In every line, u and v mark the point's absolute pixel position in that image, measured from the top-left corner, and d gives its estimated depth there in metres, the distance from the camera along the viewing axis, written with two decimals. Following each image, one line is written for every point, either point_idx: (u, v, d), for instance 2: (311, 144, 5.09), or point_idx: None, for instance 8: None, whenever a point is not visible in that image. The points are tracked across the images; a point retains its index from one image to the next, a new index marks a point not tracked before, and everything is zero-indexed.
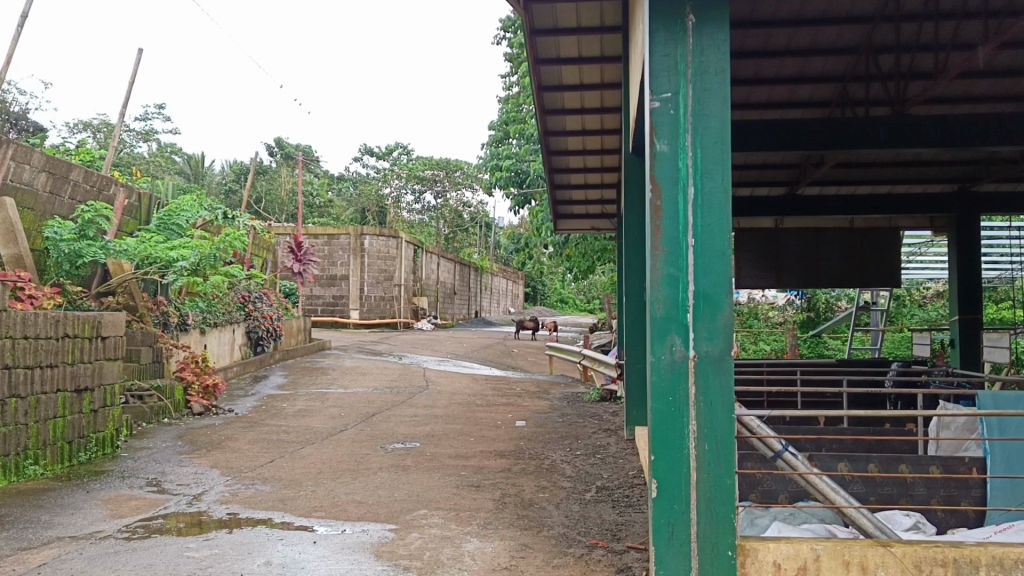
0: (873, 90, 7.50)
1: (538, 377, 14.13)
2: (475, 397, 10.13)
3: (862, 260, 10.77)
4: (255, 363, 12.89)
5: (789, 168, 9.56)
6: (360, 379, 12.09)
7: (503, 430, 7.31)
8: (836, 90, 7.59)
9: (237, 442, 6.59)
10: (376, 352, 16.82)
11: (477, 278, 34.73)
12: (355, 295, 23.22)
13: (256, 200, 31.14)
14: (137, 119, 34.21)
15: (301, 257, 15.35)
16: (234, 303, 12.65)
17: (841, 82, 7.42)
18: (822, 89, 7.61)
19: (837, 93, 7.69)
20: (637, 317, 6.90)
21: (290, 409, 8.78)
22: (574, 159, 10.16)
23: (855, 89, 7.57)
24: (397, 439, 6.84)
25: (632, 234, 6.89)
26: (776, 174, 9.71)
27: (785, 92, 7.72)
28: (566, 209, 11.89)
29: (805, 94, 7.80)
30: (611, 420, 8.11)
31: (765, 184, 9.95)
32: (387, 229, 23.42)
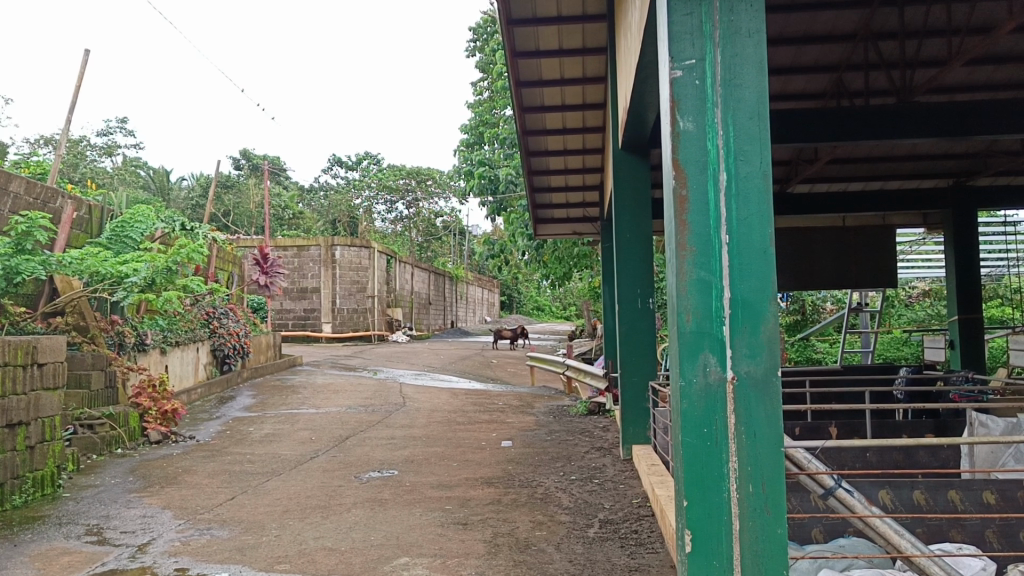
0: (871, 80, 7.06)
1: (519, 389, 13.58)
2: (456, 415, 9.56)
3: (855, 260, 10.37)
4: (220, 383, 12.22)
5: (779, 166, 9.12)
6: (333, 397, 11.48)
7: (489, 452, 6.75)
8: (832, 80, 7.13)
9: (195, 476, 5.96)
10: (350, 367, 16.19)
11: (452, 287, 34.15)
12: (327, 308, 22.55)
13: (224, 213, 30.40)
14: (98, 134, 33.32)
15: (268, 269, 14.66)
16: (197, 320, 11.99)
17: (837, 71, 6.96)
18: (817, 80, 7.15)
19: (832, 84, 7.24)
20: (631, 327, 6.41)
21: (258, 434, 8.16)
22: (554, 160, 9.65)
23: (851, 79, 7.12)
24: (373, 466, 6.25)
25: (623, 236, 6.40)
26: None
27: (778, 84, 7.27)
28: (546, 213, 11.37)
29: (798, 86, 7.33)
30: (604, 437, 7.58)
31: None
32: (358, 240, 22.79)
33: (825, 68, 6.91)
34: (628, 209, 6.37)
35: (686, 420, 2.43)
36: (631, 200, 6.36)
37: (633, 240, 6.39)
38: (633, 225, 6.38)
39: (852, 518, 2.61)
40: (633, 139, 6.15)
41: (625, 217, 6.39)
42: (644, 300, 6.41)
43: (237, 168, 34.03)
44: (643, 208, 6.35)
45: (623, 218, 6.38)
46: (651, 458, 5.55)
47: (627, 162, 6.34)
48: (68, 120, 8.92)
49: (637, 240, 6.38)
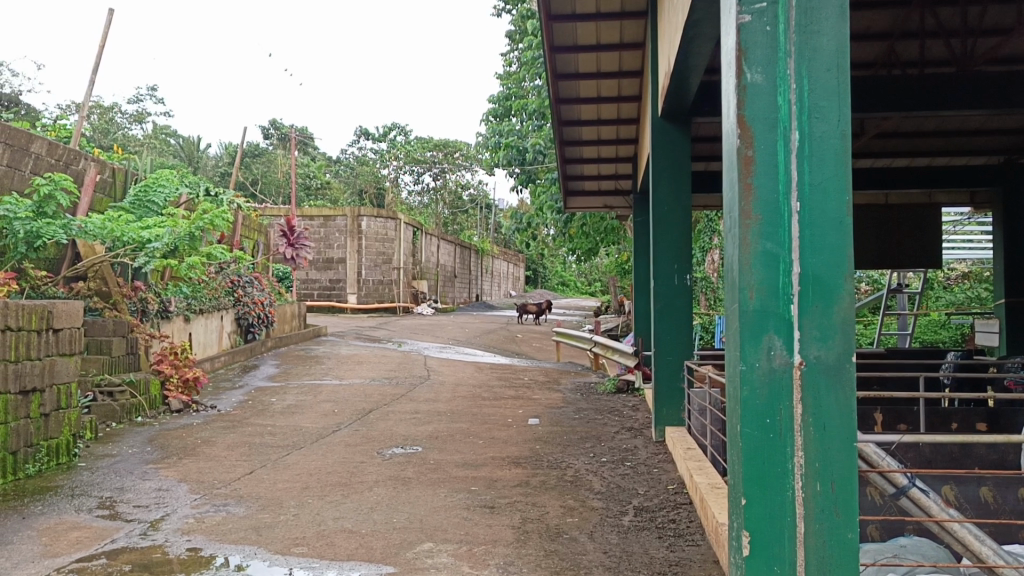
0: (926, 49, 6.61)
1: (545, 365, 13.35)
2: (482, 390, 9.36)
3: (899, 239, 9.95)
4: (244, 352, 12.10)
5: None
6: (357, 368, 11.33)
7: (515, 430, 6.53)
8: (884, 49, 6.68)
9: (214, 448, 5.80)
10: (374, 339, 16.05)
11: (478, 260, 33.95)
12: (353, 279, 22.42)
13: (252, 182, 30.35)
14: (128, 101, 33.33)
15: (293, 238, 14.48)
16: (221, 287, 11.87)
17: (890, 40, 6.52)
18: (867, 50, 6.72)
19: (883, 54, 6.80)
20: (667, 304, 6.10)
21: (280, 406, 8.00)
22: (587, 130, 9.34)
23: (905, 48, 6.68)
24: (396, 442, 6.05)
25: (660, 209, 6.10)
26: None
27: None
28: (577, 185, 11.05)
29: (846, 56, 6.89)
30: (634, 417, 7.33)
31: None
32: (384, 210, 22.59)
33: (877, 37, 6.47)
34: (666, 178, 6.08)
35: (746, 409, 2.18)
36: (668, 170, 6.08)
37: (670, 213, 6.09)
38: (670, 197, 6.08)
39: (926, 522, 2.33)
40: (671, 107, 5.86)
41: (662, 189, 6.08)
42: (681, 276, 6.11)
43: (265, 137, 33.93)
44: (682, 178, 6.06)
45: (660, 188, 6.08)
46: (687, 442, 5.28)
47: (665, 130, 6.05)
48: (91, 81, 8.75)
49: (674, 212, 6.09)
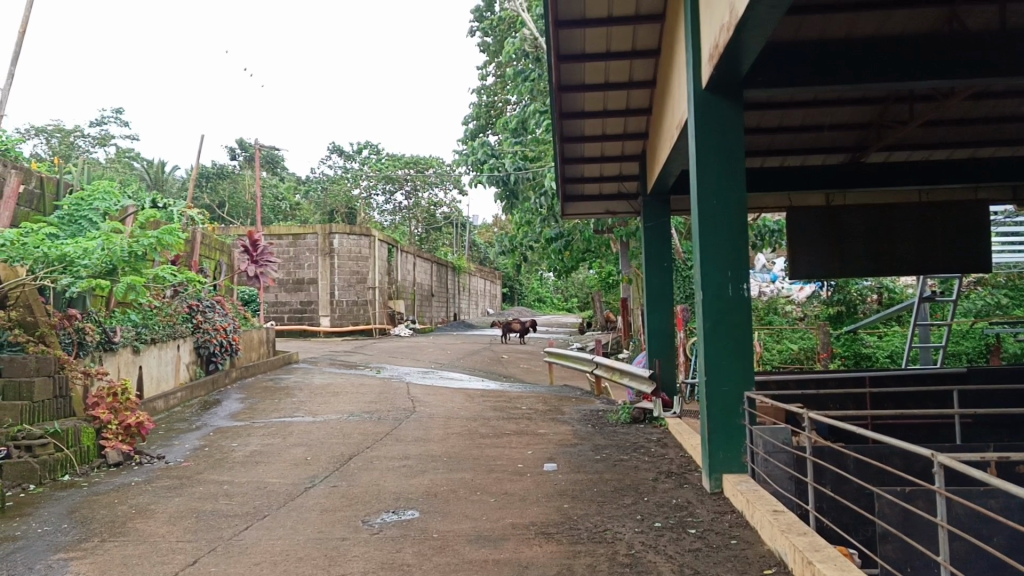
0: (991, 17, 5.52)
1: (540, 390, 12.21)
2: (478, 424, 8.16)
3: (943, 238, 8.79)
4: (205, 385, 10.78)
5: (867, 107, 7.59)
6: (333, 401, 10.06)
7: (532, 480, 5.33)
8: (944, 16, 5.54)
9: (151, 523, 4.50)
10: (350, 365, 14.75)
11: (455, 279, 32.83)
12: (325, 300, 21.12)
13: (218, 204, 29.01)
14: (89, 125, 31.92)
15: (257, 253, 12.98)
16: (177, 313, 10.57)
17: (951, 5, 5.36)
18: (917, 18, 5.60)
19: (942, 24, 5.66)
20: (719, 321, 4.89)
21: (242, 453, 6.72)
22: (590, 125, 8.22)
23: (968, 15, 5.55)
24: (385, 504, 4.81)
25: (706, 203, 4.94)
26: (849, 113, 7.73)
27: (867, 28, 5.66)
28: (575, 190, 9.83)
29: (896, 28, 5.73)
30: (668, 456, 6.17)
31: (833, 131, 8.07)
32: (357, 227, 21.36)
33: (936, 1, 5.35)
34: (715, 166, 4.95)
35: None
36: (716, 155, 4.96)
37: (721, 206, 4.94)
38: (719, 188, 4.94)
39: None
40: (721, 77, 4.80)
41: (710, 177, 4.94)
42: (736, 286, 4.91)
43: (232, 158, 32.57)
44: (733, 164, 4.94)
45: (707, 177, 4.94)
46: (766, 500, 4.09)
47: (710, 107, 4.97)
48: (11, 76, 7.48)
49: (727, 206, 4.94)
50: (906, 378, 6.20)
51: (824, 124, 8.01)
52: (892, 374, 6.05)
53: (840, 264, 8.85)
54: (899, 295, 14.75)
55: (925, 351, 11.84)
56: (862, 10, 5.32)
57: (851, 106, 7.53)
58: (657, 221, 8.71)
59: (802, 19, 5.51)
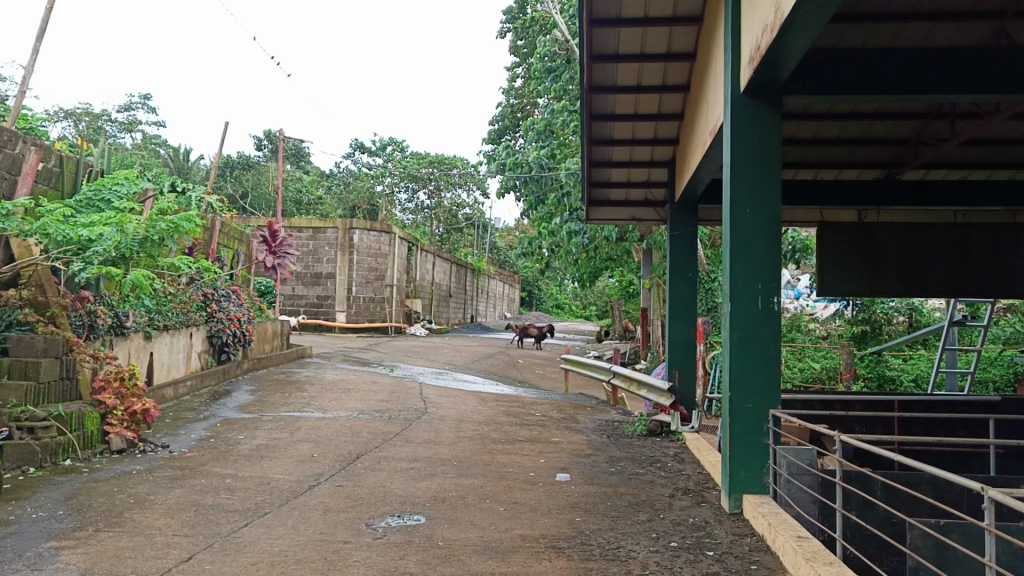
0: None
1: (554, 396, 11.98)
2: (489, 428, 7.98)
3: (977, 261, 8.52)
4: (216, 374, 10.67)
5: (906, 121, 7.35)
6: (344, 397, 9.92)
7: (543, 490, 5.13)
8: (992, 31, 5.30)
9: (148, 514, 4.35)
10: (364, 361, 14.62)
11: (474, 281, 32.71)
12: (343, 296, 21.03)
13: (242, 195, 29.07)
14: (119, 110, 32.08)
15: (275, 244, 12.87)
16: (192, 301, 10.47)
17: (1000, 19, 5.12)
18: (967, 32, 5.37)
19: (990, 39, 5.42)
20: (746, 334, 4.67)
21: (248, 446, 6.58)
22: (619, 128, 8.04)
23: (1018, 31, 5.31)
24: (390, 507, 4.64)
25: (739, 211, 4.73)
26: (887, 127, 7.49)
27: (913, 39, 5.43)
28: (601, 195, 9.64)
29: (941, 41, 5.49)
30: (686, 472, 5.96)
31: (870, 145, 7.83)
32: (378, 224, 21.27)
33: (985, 15, 5.12)
34: (750, 173, 4.74)
35: None
36: (751, 161, 4.75)
37: (755, 215, 4.72)
38: (753, 196, 4.73)
39: None
40: (761, 81, 4.60)
41: (744, 184, 4.74)
42: (766, 299, 4.69)
43: (258, 150, 32.63)
44: (769, 172, 4.73)
45: (741, 184, 4.74)
46: (790, 524, 3.89)
47: (748, 111, 4.76)
48: (36, 52, 7.40)
49: (760, 215, 4.72)
50: (937, 404, 5.95)
51: (860, 138, 7.78)
52: (923, 399, 5.82)
53: (869, 283, 8.58)
54: (925, 318, 14.43)
55: (952, 376, 11.52)
56: (909, 21, 5.11)
57: (890, 120, 7.29)
58: (683, 230, 8.49)
59: (846, 27, 5.32)
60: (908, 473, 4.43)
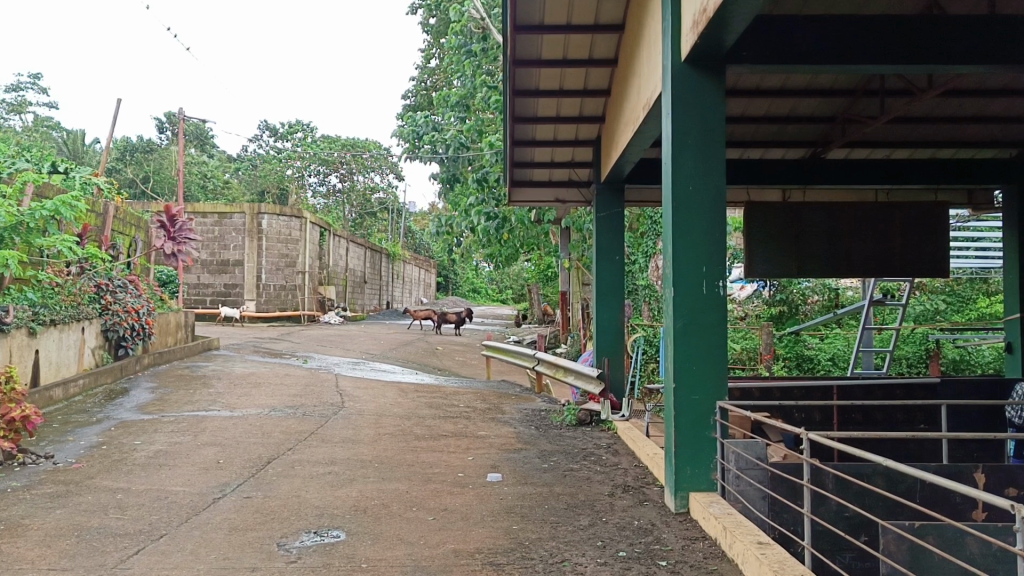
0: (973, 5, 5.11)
1: (475, 384, 11.57)
2: (411, 423, 7.53)
3: (901, 240, 8.47)
4: (112, 371, 9.87)
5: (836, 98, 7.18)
6: (253, 393, 9.28)
7: (475, 494, 4.72)
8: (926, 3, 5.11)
9: (19, 544, 3.75)
10: (275, 353, 13.90)
11: (389, 266, 32.02)
12: (251, 284, 20.11)
13: (143, 179, 27.57)
14: (4, 91, 30.01)
15: (174, 230, 12.00)
16: (83, 293, 9.63)
17: None
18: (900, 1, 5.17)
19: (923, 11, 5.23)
20: (690, 322, 4.36)
21: (145, 453, 5.95)
22: (544, 104, 7.65)
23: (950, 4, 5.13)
24: (306, 521, 4.16)
25: (681, 190, 4.40)
26: (816, 104, 7.31)
27: (847, 9, 5.21)
28: (523, 175, 9.24)
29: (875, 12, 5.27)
30: (622, 467, 5.64)
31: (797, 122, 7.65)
32: (288, 208, 20.40)
33: None
34: (692, 149, 4.42)
35: None
36: (694, 136, 4.42)
37: (698, 193, 4.41)
38: (696, 173, 4.41)
39: None
40: (704, 49, 4.26)
41: (686, 160, 4.41)
42: (711, 283, 4.39)
43: (158, 132, 31.08)
44: (713, 147, 4.42)
45: (683, 161, 4.41)
46: (747, 528, 3.60)
47: (689, 83, 4.43)
48: None
49: (704, 194, 4.41)
50: (874, 388, 5.78)
51: (787, 116, 7.60)
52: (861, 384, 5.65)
53: (797, 264, 8.45)
54: (839, 297, 14.63)
55: (869, 355, 11.64)
56: None
57: (819, 97, 7.12)
58: (609, 211, 8.14)
59: None
60: (859, 464, 4.23)
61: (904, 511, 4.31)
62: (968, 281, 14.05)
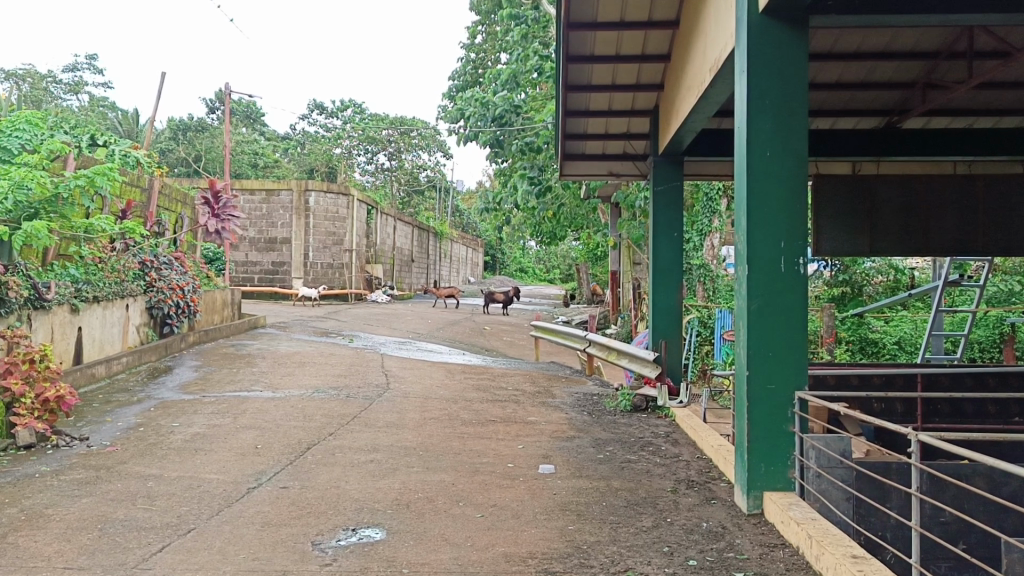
0: None
1: (524, 366, 11.23)
2: (458, 407, 7.20)
3: (983, 215, 7.86)
4: (156, 350, 9.72)
5: (917, 61, 6.59)
6: (297, 373, 9.04)
7: (526, 489, 4.36)
8: None
9: (38, 537, 3.49)
10: (321, 332, 13.71)
11: (437, 245, 31.84)
12: (299, 262, 19.99)
13: (194, 158, 27.68)
14: (61, 72, 30.37)
15: (218, 207, 11.77)
16: (127, 270, 9.47)
17: None
18: None
19: None
20: (766, 303, 3.92)
21: (182, 436, 5.71)
22: (599, 70, 7.19)
23: None
24: (344, 516, 3.84)
25: (757, 156, 3.94)
26: (895, 68, 6.73)
27: None
28: (575, 147, 8.79)
29: None
30: (684, 459, 5.23)
31: (873, 89, 7.08)
32: (335, 185, 20.22)
33: None
34: (770, 111, 3.95)
35: None
36: (772, 96, 3.95)
37: (776, 160, 3.95)
38: (774, 138, 3.95)
39: None
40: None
41: (763, 124, 3.95)
42: (790, 261, 3.94)
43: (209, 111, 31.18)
44: (792, 109, 3.95)
45: (760, 125, 3.95)
46: (836, 538, 3.18)
47: (767, 36, 3.93)
48: None
49: (782, 161, 3.95)
50: (961, 376, 5.27)
51: (862, 81, 7.03)
52: (949, 374, 5.16)
53: (868, 241, 7.90)
54: (905, 278, 13.93)
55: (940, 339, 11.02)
56: None
57: (899, 61, 6.54)
58: (668, 184, 7.64)
59: None
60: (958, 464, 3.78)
61: (1008, 516, 3.88)
62: None
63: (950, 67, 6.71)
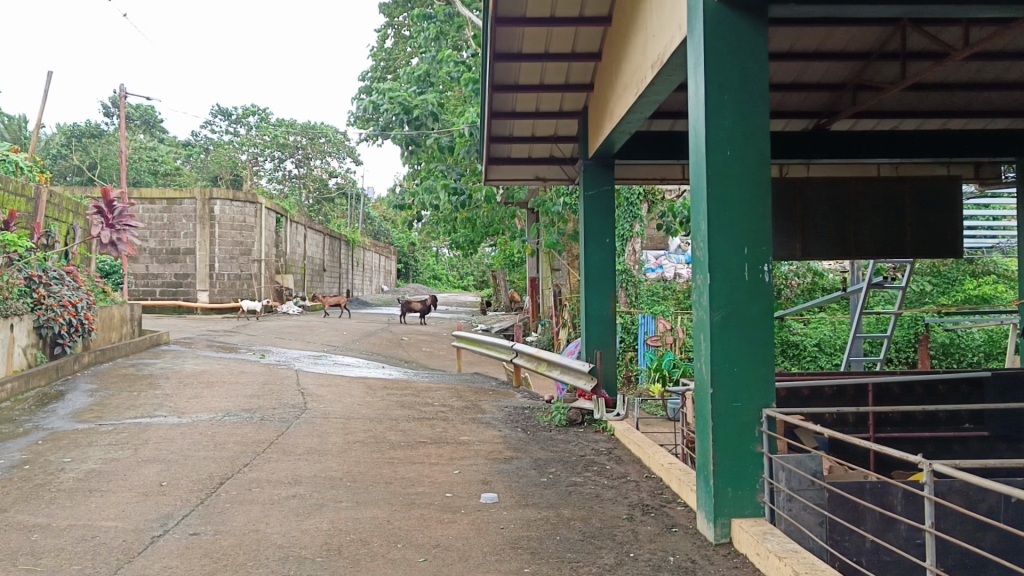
0: None
1: (447, 378, 10.82)
2: (383, 427, 6.74)
3: (910, 217, 7.85)
4: (44, 373, 8.87)
5: (849, 61, 6.48)
6: (206, 395, 8.38)
7: (471, 523, 3.95)
8: None
9: None
10: (230, 347, 12.95)
11: (349, 254, 31.06)
12: (203, 273, 19.01)
13: (88, 165, 26.16)
14: None
15: (113, 216, 10.91)
16: (11, 286, 8.61)
17: None
18: None
19: None
20: (730, 314, 3.63)
21: (74, 474, 5.06)
22: (527, 68, 6.85)
23: None
24: (265, 567, 3.36)
25: (717, 156, 3.65)
26: (827, 68, 6.61)
27: None
28: (500, 151, 8.43)
29: None
30: (634, 479, 4.92)
31: (804, 89, 6.96)
32: (241, 193, 19.35)
33: None
34: (728, 107, 3.66)
35: None
36: (730, 91, 3.67)
37: (735, 160, 3.66)
38: (734, 137, 3.67)
39: None
40: None
41: (723, 122, 3.66)
42: (754, 268, 3.66)
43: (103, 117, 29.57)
44: (752, 104, 3.67)
45: (718, 122, 3.66)
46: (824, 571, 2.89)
47: (725, 27, 3.65)
48: None
49: (742, 161, 3.67)
50: (911, 383, 5.12)
51: (793, 82, 6.90)
52: (900, 381, 5.00)
53: (800, 244, 7.79)
54: (821, 279, 14.13)
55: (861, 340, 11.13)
56: None
57: (832, 60, 6.41)
58: (598, 188, 7.35)
59: None
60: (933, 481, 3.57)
61: (985, 534, 3.65)
62: (954, 262, 13.61)
63: (880, 68, 6.63)
